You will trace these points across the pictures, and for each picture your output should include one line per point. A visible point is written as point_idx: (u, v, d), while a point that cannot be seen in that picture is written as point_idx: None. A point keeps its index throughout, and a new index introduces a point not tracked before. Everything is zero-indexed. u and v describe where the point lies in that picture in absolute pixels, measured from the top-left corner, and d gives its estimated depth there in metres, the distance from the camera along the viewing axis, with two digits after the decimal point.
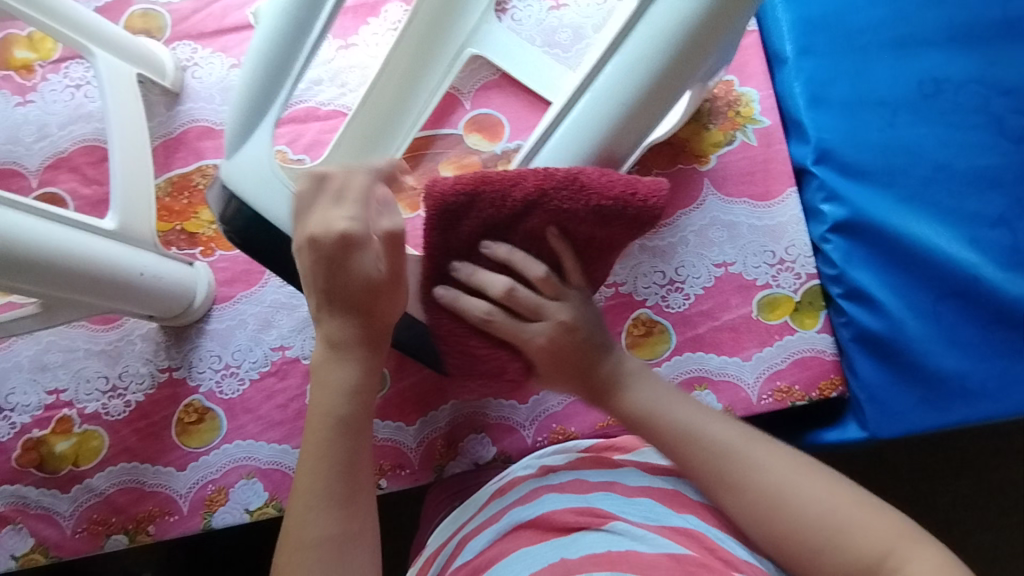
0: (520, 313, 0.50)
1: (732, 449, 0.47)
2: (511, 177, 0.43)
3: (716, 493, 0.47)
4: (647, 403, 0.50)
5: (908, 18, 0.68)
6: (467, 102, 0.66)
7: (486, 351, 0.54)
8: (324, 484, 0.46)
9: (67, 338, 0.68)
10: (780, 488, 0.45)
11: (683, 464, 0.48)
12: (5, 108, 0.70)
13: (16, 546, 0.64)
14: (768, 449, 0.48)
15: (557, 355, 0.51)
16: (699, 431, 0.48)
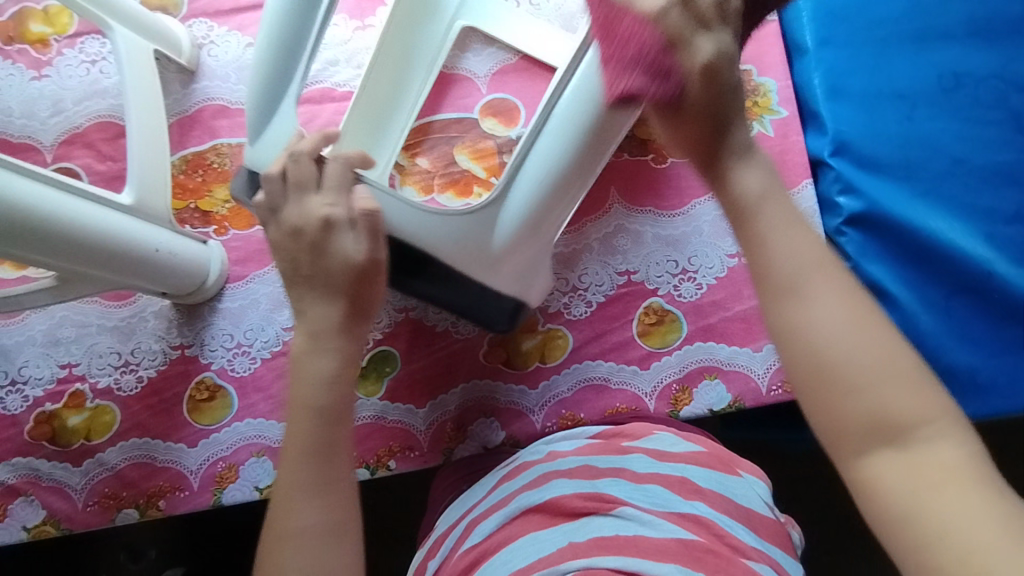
0: (687, 31, 0.40)
1: (815, 259, 0.37)
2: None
3: (778, 298, 0.37)
4: (758, 180, 0.39)
5: (929, 10, 0.67)
6: (482, 85, 0.63)
7: (644, 58, 0.40)
8: (310, 475, 0.47)
9: (81, 313, 0.68)
10: (843, 324, 0.36)
11: (756, 256, 0.38)
12: (20, 82, 0.70)
13: (28, 517, 0.65)
14: (846, 288, 0.37)
15: (715, 103, 0.39)
16: (788, 238, 0.38)
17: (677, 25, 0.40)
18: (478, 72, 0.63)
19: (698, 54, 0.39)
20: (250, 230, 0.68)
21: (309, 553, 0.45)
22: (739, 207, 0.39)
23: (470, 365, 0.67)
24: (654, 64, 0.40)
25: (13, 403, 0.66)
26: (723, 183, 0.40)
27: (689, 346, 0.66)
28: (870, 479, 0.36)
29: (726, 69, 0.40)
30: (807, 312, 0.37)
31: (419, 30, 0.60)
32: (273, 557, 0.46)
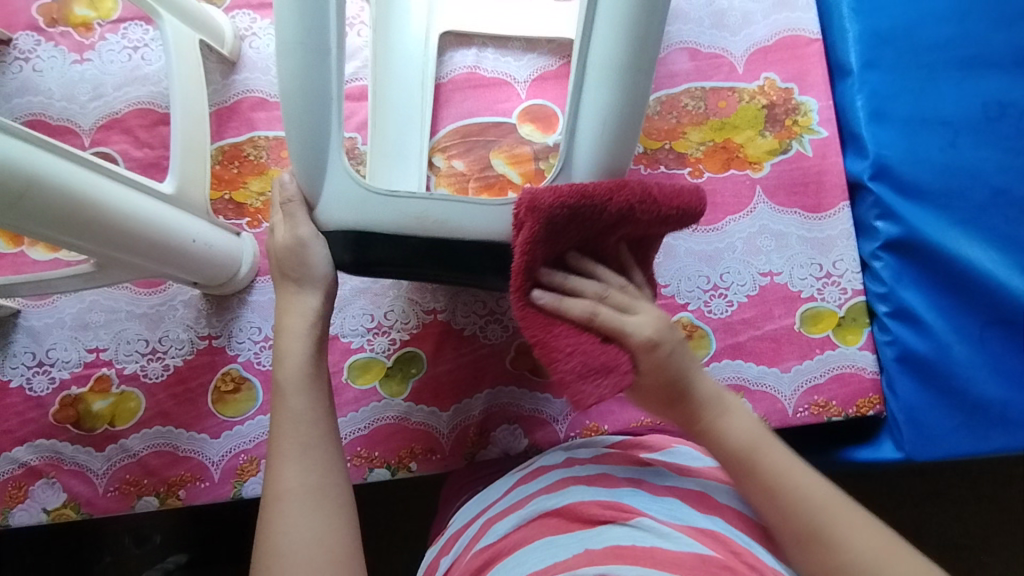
0: (619, 325, 0.47)
1: (824, 501, 0.46)
2: (613, 185, 0.46)
3: (804, 552, 0.45)
4: (749, 437, 0.48)
5: (977, 38, 0.67)
6: (522, 91, 0.67)
7: (591, 360, 0.46)
8: (302, 436, 0.50)
9: (111, 299, 0.68)
10: (872, 554, 0.44)
11: (774, 513, 0.46)
12: (61, 65, 0.70)
13: (48, 500, 0.65)
14: (862, 521, 0.45)
15: (664, 362, 0.47)
16: (795, 484, 0.46)
17: (609, 320, 0.47)
18: (519, 77, 0.67)
19: (637, 335, 0.47)
20: None
21: (300, 511, 0.47)
22: (748, 466, 0.47)
23: (496, 370, 0.67)
24: (602, 364, 0.46)
25: (39, 385, 0.66)
26: (719, 442, 0.48)
27: (717, 363, 0.64)
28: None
29: (667, 337, 0.48)
30: (835, 554, 0.44)
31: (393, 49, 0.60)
32: (269, 518, 0.47)
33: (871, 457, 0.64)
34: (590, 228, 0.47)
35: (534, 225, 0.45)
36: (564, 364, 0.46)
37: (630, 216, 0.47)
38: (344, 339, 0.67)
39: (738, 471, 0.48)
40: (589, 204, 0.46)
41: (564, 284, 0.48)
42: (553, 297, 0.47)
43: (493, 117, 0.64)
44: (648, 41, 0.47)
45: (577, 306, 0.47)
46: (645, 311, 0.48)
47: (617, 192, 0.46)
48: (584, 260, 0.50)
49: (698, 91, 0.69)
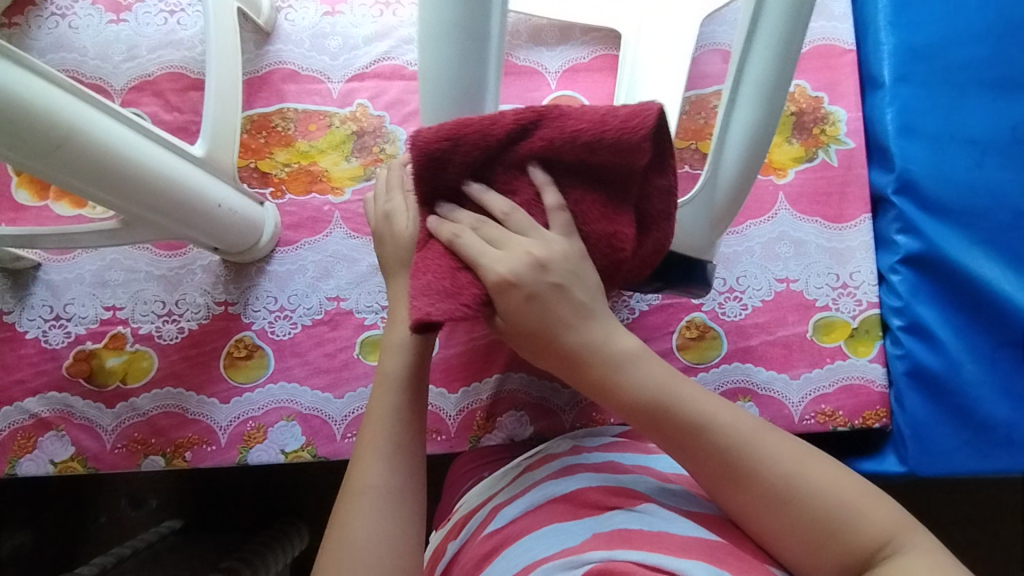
0: (475, 255, 0.44)
1: (735, 431, 0.45)
2: (493, 116, 0.44)
3: (725, 486, 0.45)
4: (656, 382, 0.46)
5: (1013, 60, 0.67)
6: (552, 82, 0.67)
7: (444, 284, 0.44)
8: (391, 438, 0.49)
9: (131, 259, 0.69)
10: (786, 469, 0.44)
11: (692, 456, 0.46)
12: (97, 24, 0.71)
13: (56, 452, 0.65)
14: (773, 436, 0.46)
15: (538, 295, 0.45)
16: (705, 418, 0.46)
17: (476, 255, 0.44)
18: (550, 67, 0.67)
19: (489, 274, 0.44)
20: (307, 196, 0.69)
21: (378, 511, 0.46)
22: (654, 417, 0.46)
23: (508, 356, 0.67)
24: (455, 289, 0.44)
25: (55, 338, 0.67)
26: (621, 396, 0.47)
27: (727, 365, 0.65)
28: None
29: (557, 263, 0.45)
30: (750, 484, 0.44)
31: None
32: (346, 511, 0.47)
33: (874, 470, 0.64)
34: (481, 159, 0.45)
35: (414, 162, 0.44)
36: (414, 283, 0.44)
37: (535, 137, 0.44)
38: (359, 314, 0.67)
39: (648, 422, 0.46)
40: (470, 131, 0.43)
41: (452, 214, 0.46)
42: (439, 228, 0.46)
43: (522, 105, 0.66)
44: (788, 59, 0.50)
45: (497, 205, 0.46)
46: (524, 242, 0.45)
47: (496, 118, 0.44)
48: (483, 187, 0.46)
49: None
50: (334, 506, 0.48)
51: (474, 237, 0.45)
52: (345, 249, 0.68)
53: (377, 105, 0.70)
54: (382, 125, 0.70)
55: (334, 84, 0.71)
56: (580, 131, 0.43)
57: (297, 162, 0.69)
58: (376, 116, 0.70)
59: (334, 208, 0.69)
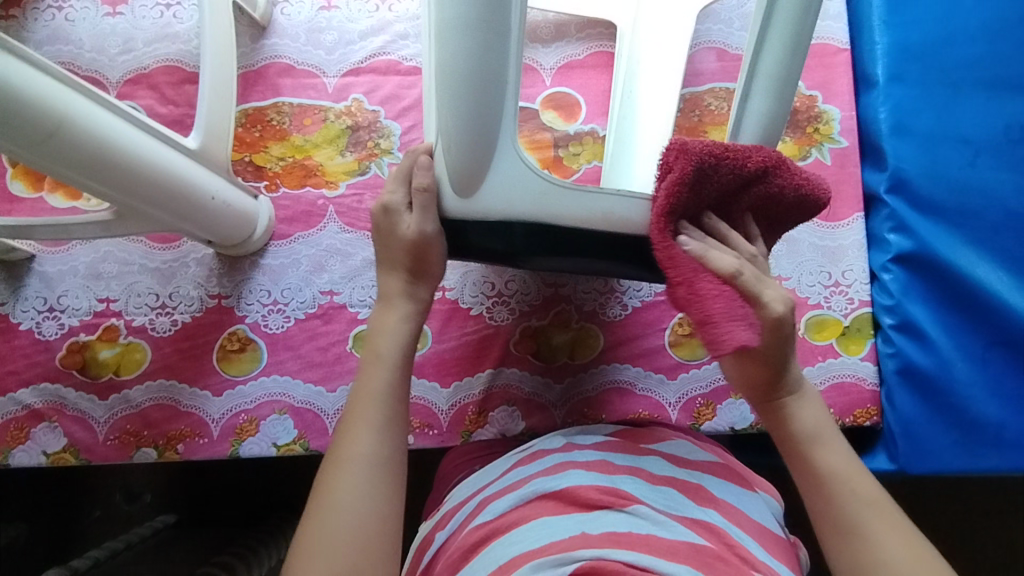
0: (756, 293, 0.45)
1: (872, 502, 0.45)
2: (748, 148, 0.46)
3: (836, 538, 0.45)
4: (817, 425, 0.48)
5: (1007, 60, 0.67)
6: (547, 78, 0.67)
7: (731, 308, 0.42)
8: (380, 414, 0.49)
9: (125, 251, 0.69)
10: (908, 564, 0.42)
11: (820, 498, 0.46)
12: (94, 17, 0.71)
13: (48, 443, 0.65)
14: (908, 535, 0.44)
15: (779, 337, 0.46)
16: (846, 476, 0.46)
17: (747, 288, 0.45)
18: (545, 64, 0.68)
19: (771, 311, 0.45)
20: (301, 190, 0.69)
21: (361, 480, 0.46)
22: (804, 454, 0.48)
23: (500, 351, 0.67)
24: (747, 314, 0.43)
25: (49, 329, 0.67)
26: (785, 426, 0.49)
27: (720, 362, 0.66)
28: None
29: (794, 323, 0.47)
30: (861, 547, 0.44)
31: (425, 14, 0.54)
32: (329, 477, 0.47)
33: (865, 468, 0.64)
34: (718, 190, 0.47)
35: (684, 168, 0.44)
36: (714, 309, 0.43)
37: (765, 180, 0.47)
38: (352, 309, 0.67)
39: (792, 451, 0.48)
40: (737, 155, 0.45)
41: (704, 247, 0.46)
42: (699, 248, 0.46)
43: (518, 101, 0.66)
44: (800, 48, 0.50)
45: (723, 263, 0.45)
46: (752, 277, 0.46)
47: (750, 152, 0.46)
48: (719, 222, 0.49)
49: (722, 92, 0.68)
50: (319, 474, 0.48)
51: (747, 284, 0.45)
52: (339, 243, 0.68)
53: (372, 100, 0.70)
54: (377, 119, 0.70)
55: (329, 79, 0.71)
56: (791, 191, 0.48)
57: (292, 156, 0.69)
58: (371, 110, 0.70)
59: (328, 202, 0.69)
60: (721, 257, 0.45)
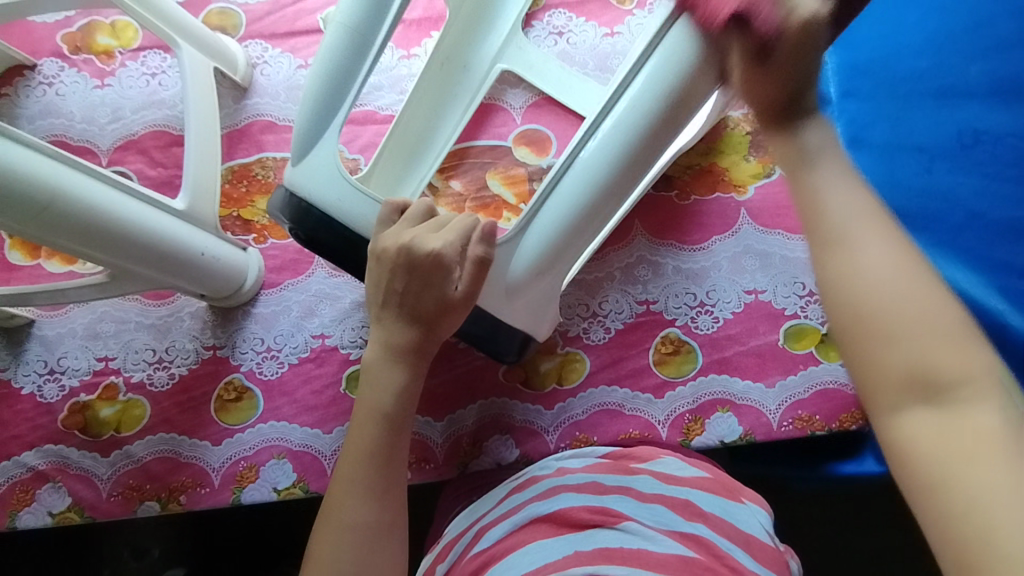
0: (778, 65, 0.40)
1: (869, 212, 0.35)
2: None
3: (818, 251, 0.35)
4: (806, 138, 0.38)
5: (951, 70, 0.70)
6: (518, 117, 0.71)
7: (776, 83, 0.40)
8: (368, 478, 0.48)
9: (121, 310, 0.71)
10: (888, 269, 0.33)
11: (806, 210, 0.36)
12: (83, 89, 0.74)
13: (53, 503, 0.67)
14: (892, 239, 0.34)
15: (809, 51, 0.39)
16: (835, 190, 0.36)
17: None
18: (515, 104, 0.72)
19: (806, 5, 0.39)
20: (288, 240, 0.71)
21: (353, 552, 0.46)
22: (794, 168, 0.37)
23: (489, 382, 0.69)
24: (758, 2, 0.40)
25: (50, 392, 0.69)
26: (786, 142, 0.39)
27: (703, 377, 0.67)
28: (906, 440, 0.32)
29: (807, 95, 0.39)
30: (847, 259, 0.34)
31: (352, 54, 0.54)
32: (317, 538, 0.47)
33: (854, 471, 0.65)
34: None
35: None
36: None
37: None
38: (343, 350, 0.69)
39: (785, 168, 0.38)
40: None
41: None
42: None
43: (490, 141, 0.70)
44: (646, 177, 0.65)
45: None
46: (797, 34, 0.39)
47: None
48: None
49: None
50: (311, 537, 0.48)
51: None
52: (328, 288, 0.71)
53: (352, 149, 0.73)
54: (357, 167, 0.72)
55: None
56: None
57: None
58: (351, 159, 0.73)
59: None
60: None
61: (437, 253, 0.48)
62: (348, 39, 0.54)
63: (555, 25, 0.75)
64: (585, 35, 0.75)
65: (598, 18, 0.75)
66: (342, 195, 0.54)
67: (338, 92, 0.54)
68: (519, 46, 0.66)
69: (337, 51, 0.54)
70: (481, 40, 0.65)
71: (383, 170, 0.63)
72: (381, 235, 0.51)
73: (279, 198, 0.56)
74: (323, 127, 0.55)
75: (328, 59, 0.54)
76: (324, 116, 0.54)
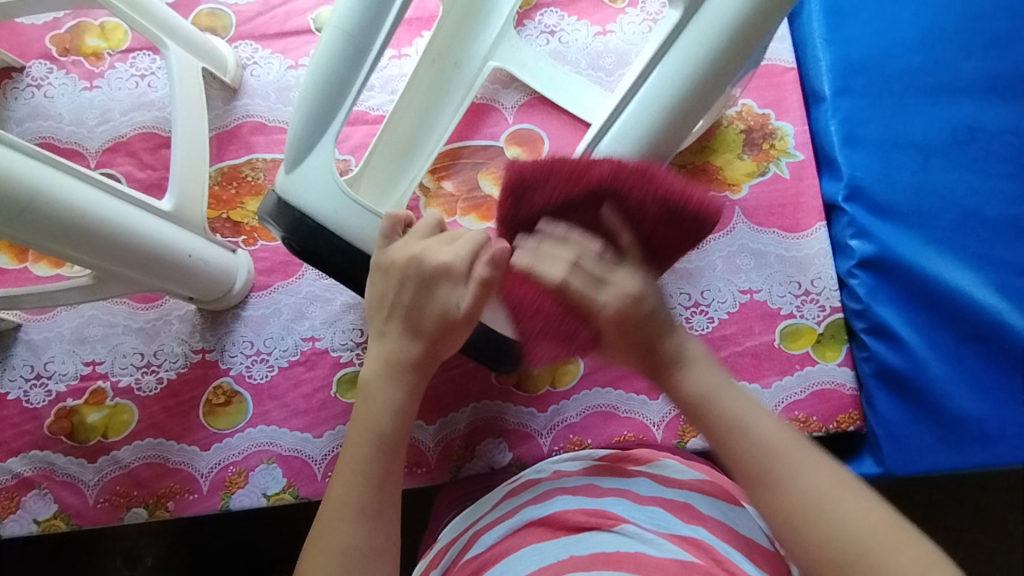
0: (594, 284, 0.44)
1: (785, 444, 0.42)
2: (588, 161, 0.47)
3: (753, 490, 0.42)
4: (706, 384, 0.45)
5: (945, 66, 0.69)
6: (510, 116, 0.71)
7: (553, 312, 0.45)
8: (358, 497, 0.46)
9: (110, 313, 0.70)
10: (821, 496, 0.40)
11: (724, 451, 0.43)
12: (72, 92, 0.74)
13: (39, 510, 0.66)
14: (815, 466, 0.41)
15: (632, 325, 0.44)
16: (744, 424, 0.43)
17: (579, 287, 0.44)
18: (507, 104, 0.71)
19: (605, 307, 0.44)
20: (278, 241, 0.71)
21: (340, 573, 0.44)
22: (698, 410, 0.44)
23: (481, 384, 0.68)
24: (564, 322, 0.46)
25: (37, 397, 0.68)
26: (675, 394, 0.45)
27: None
28: None
29: (644, 305, 0.44)
30: (785, 494, 0.40)
31: (345, 60, 0.53)
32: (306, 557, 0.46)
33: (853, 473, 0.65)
34: (549, 203, 0.47)
35: (507, 179, 0.48)
36: (528, 317, 0.47)
37: (616, 186, 0.46)
38: (334, 353, 0.68)
39: (690, 416, 0.45)
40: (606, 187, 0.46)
41: (534, 253, 0.45)
42: (532, 255, 0.45)
43: (482, 141, 0.70)
44: None
45: (552, 271, 0.44)
46: (595, 263, 0.45)
47: (593, 164, 0.46)
48: (559, 226, 0.46)
49: None
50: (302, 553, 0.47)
51: (576, 283, 0.44)
52: (319, 290, 0.70)
53: (342, 149, 0.73)
54: (347, 168, 0.72)
55: None
56: (653, 197, 0.46)
57: None
58: (341, 160, 0.72)
59: None
60: (556, 260, 0.44)
61: (445, 266, 0.47)
62: (343, 43, 0.53)
63: (547, 24, 0.75)
64: (577, 33, 0.74)
65: (590, 17, 0.75)
66: (336, 203, 0.54)
67: (333, 97, 0.54)
68: (511, 43, 0.66)
69: (331, 56, 0.53)
70: (475, 36, 0.65)
71: (374, 173, 0.62)
72: (387, 248, 0.51)
73: (271, 207, 0.55)
74: (320, 133, 0.54)
75: (322, 64, 0.53)
76: (319, 121, 0.54)
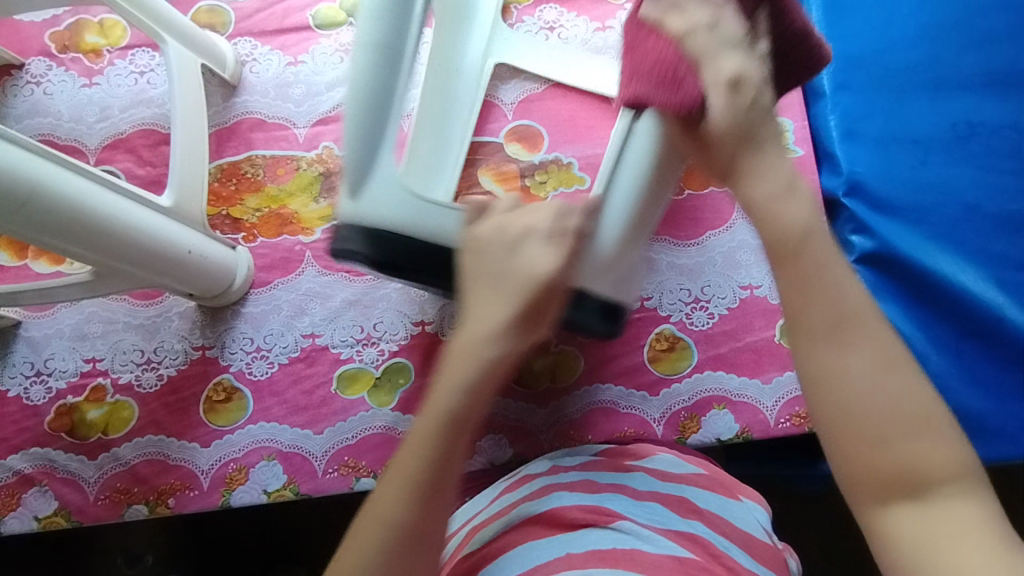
0: (706, 51, 0.41)
1: (860, 309, 0.37)
2: None
3: (815, 345, 0.37)
4: (802, 217, 0.39)
5: (944, 61, 0.69)
6: (509, 112, 0.71)
7: (659, 68, 0.44)
8: (420, 469, 0.40)
9: (109, 310, 0.70)
10: (876, 372, 0.36)
11: (797, 299, 0.38)
12: (71, 88, 0.74)
13: (39, 507, 0.66)
14: (882, 340, 0.37)
15: (747, 126, 0.40)
16: (833, 274, 0.38)
17: (697, 48, 0.42)
18: (506, 99, 0.71)
19: (719, 69, 0.40)
20: (278, 238, 0.71)
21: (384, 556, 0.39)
22: (790, 248, 0.38)
23: None
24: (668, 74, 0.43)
25: (37, 394, 0.68)
26: (760, 218, 0.39)
27: (700, 374, 0.66)
28: (891, 529, 0.36)
29: (750, 87, 0.40)
30: (844, 361, 0.36)
31: (384, 73, 0.50)
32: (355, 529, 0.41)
33: None
34: None
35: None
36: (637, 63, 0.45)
37: None
38: (334, 350, 0.68)
39: (774, 257, 0.39)
40: None
41: (665, 15, 0.43)
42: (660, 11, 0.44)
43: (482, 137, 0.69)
44: None
45: (678, 23, 0.43)
46: (719, 37, 0.42)
47: None
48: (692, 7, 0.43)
49: None
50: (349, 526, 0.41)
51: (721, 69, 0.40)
52: (318, 287, 0.70)
53: None
54: None
55: (300, 129, 0.73)
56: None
57: (267, 207, 0.71)
58: None
59: (306, 248, 0.70)
60: (688, 12, 0.43)
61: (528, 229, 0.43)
62: (377, 55, 0.50)
63: (546, 20, 0.75)
64: (576, 29, 0.74)
65: (589, 13, 0.75)
66: (411, 213, 0.50)
67: (382, 111, 0.50)
68: (504, 36, 0.66)
69: (369, 68, 0.50)
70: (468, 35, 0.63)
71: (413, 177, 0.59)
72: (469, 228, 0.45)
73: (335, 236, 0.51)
74: (378, 151, 0.50)
75: (360, 83, 0.50)
76: (376, 135, 0.50)
